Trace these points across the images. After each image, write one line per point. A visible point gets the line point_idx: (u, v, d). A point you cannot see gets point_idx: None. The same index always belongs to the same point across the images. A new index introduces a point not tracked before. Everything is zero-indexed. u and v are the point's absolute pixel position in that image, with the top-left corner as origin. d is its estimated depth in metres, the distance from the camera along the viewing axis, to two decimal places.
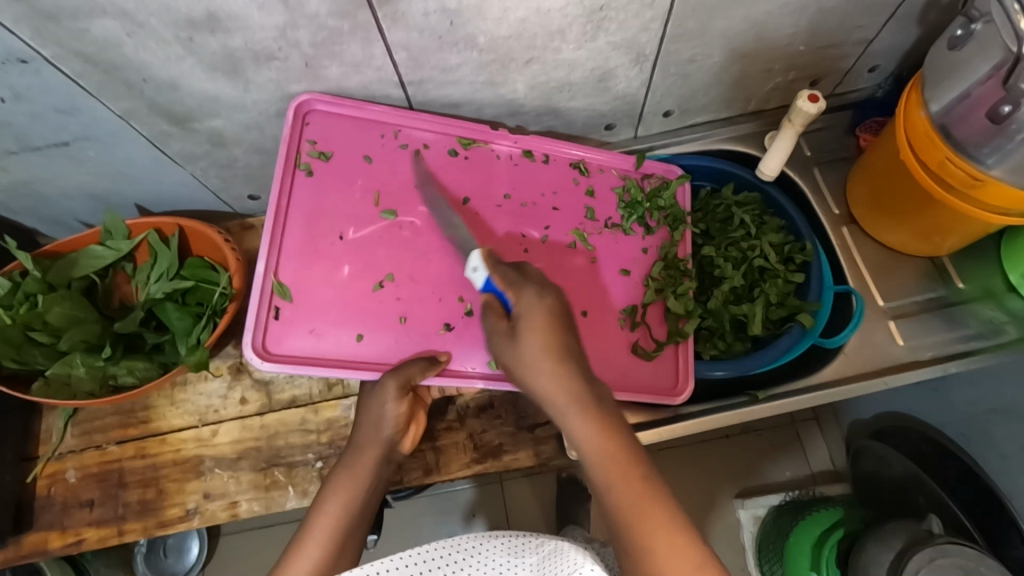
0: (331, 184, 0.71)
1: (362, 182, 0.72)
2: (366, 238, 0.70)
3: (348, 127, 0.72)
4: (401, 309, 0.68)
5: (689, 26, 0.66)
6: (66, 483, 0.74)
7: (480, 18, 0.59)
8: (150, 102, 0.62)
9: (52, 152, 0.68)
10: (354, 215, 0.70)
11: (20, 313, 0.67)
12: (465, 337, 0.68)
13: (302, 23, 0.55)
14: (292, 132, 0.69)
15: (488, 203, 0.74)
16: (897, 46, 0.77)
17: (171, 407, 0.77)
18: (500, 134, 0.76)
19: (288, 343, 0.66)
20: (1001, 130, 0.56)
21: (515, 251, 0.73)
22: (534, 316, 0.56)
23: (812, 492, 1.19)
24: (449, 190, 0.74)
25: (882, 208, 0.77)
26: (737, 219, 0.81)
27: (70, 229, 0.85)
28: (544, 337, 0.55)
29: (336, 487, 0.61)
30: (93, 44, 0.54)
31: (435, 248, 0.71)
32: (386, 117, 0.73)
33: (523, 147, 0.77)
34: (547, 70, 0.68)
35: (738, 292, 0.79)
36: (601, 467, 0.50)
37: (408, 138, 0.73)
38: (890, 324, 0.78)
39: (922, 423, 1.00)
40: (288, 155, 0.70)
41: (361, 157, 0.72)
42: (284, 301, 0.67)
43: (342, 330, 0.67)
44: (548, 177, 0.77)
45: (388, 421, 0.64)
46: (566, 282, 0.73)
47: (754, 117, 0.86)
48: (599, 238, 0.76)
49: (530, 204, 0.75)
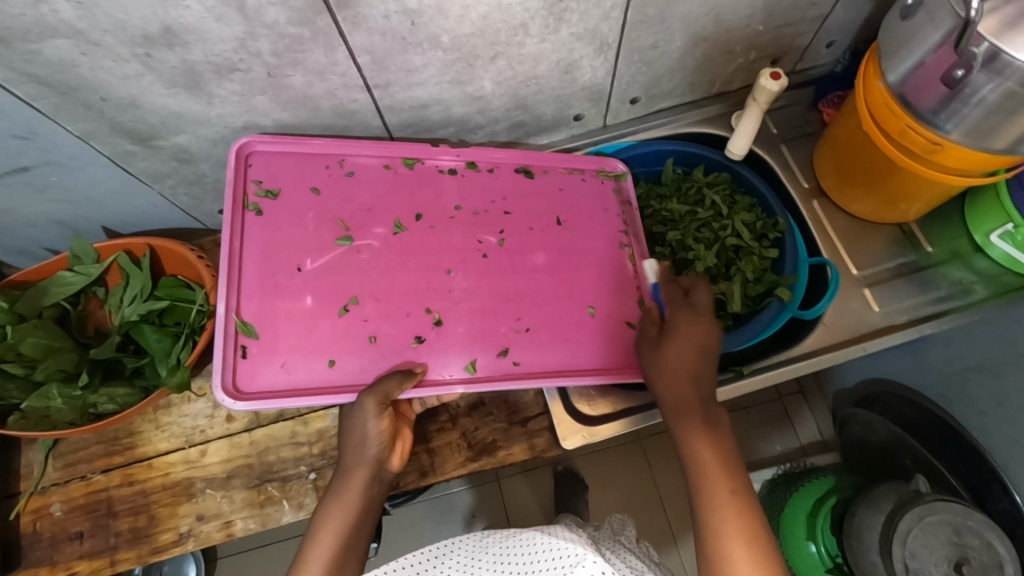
0: (281, 220, 0.71)
1: (313, 214, 0.72)
2: (324, 266, 0.69)
3: (292, 163, 0.72)
4: (370, 329, 0.68)
5: (649, 13, 0.67)
6: (53, 517, 0.72)
7: (442, 17, 0.58)
8: (111, 122, 0.61)
9: (11, 179, 0.66)
10: (310, 246, 0.70)
11: None
12: (437, 347, 0.69)
13: (262, 32, 0.55)
14: (236, 174, 0.69)
15: (441, 216, 0.75)
16: (851, 21, 0.79)
17: (156, 431, 0.75)
18: (442, 150, 0.77)
19: (260, 380, 0.64)
20: (957, 94, 0.57)
21: (473, 257, 0.73)
22: (680, 333, 0.63)
23: (802, 463, 1.21)
24: (402, 209, 0.74)
25: (849, 181, 0.79)
26: (709, 201, 0.82)
27: (36, 257, 0.82)
28: (682, 353, 0.62)
29: (330, 509, 0.61)
30: (47, 66, 0.53)
31: (397, 264, 0.71)
32: (329, 148, 0.74)
33: (466, 160, 0.78)
34: (512, 65, 0.69)
35: (712, 271, 0.80)
36: (694, 468, 0.57)
37: (353, 165, 0.74)
38: (865, 291, 0.79)
39: (898, 386, 1.02)
40: (235, 197, 0.69)
41: (310, 189, 0.72)
42: (250, 339, 0.65)
43: (313, 359, 0.66)
44: (495, 184, 0.78)
45: (372, 440, 0.62)
46: (527, 282, 0.74)
47: (719, 99, 0.88)
48: (554, 237, 0.77)
49: (482, 212, 0.76)
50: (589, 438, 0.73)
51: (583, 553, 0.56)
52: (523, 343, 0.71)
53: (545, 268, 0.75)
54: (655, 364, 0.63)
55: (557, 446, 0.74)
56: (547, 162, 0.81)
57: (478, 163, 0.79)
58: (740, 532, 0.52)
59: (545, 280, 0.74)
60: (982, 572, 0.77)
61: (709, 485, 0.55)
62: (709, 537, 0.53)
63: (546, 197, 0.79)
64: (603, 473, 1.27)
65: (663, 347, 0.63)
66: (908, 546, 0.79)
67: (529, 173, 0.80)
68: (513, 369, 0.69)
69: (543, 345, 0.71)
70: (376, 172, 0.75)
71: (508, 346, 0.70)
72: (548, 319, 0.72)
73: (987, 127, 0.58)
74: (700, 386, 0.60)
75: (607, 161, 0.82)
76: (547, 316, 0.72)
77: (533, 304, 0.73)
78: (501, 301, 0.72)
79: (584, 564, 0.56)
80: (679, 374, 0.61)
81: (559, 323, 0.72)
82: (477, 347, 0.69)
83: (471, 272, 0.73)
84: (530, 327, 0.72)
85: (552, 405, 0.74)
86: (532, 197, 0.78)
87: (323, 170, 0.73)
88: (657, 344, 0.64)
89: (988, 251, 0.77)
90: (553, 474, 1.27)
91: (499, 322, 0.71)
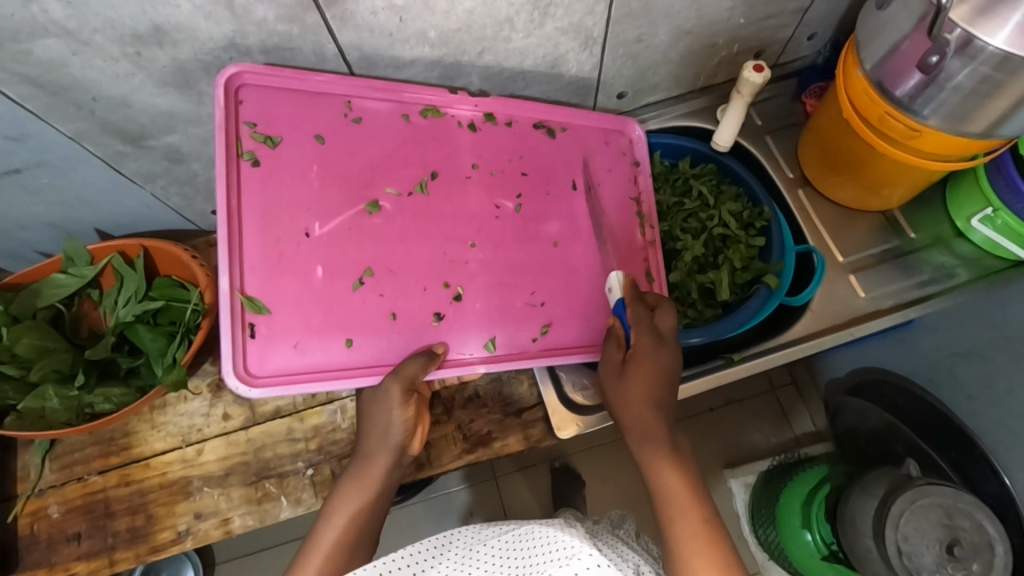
0: (283, 175, 0.66)
1: (318, 168, 0.67)
2: (334, 232, 0.67)
3: (291, 104, 0.66)
4: (388, 305, 0.67)
5: (632, 7, 0.68)
6: (50, 519, 0.72)
7: (429, 13, 0.59)
8: (103, 122, 0.61)
9: (4, 182, 0.66)
10: (317, 209, 0.67)
11: None
12: (456, 325, 0.69)
13: (252, 30, 0.56)
14: (226, 113, 0.62)
15: (457, 176, 0.73)
16: (830, 13, 0.81)
17: (152, 431, 0.76)
18: (459, 98, 0.73)
19: (272, 362, 0.63)
20: (933, 79, 0.58)
21: (491, 225, 0.73)
22: (641, 360, 0.63)
23: (796, 454, 1.26)
24: (414, 167, 0.72)
25: (832, 168, 0.80)
26: (696, 191, 0.83)
27: (28, 261, 0.83)
28: (643, 382, 0.62)
29: (346, 494, 0.62)
30: (38, 67, 0.53)
31: (411, 233, 0.70)
32: (333, 87, 0.68)
33: (484, 110, 0.75)
34: (499, 60, 0.70)
35: (700, 260, 0.81)
36: (664, 502, 0.57)
37: (360, 110, 0.69)
38: (851, 277, 0.81)
39: (889, 373, 1.03)
40: (228, 144, 0.64)
41: (313, 138, 0.68)
42: (260, 316, 0.63)
43: (329, 340, 0.65)
44: (512, 140, 0.76)
45: (395, 427, 0.63)
46: (542, 253, 0.74)
47: (704, 92, 0.89)
48: (569, 203, 0.76)
49: (499, 172, 0.75)
50: (583, 428, 0.74)
51: (579, 546, 0.57)
52: (539, 318, 0.71)
53: (559, 238, 0.75)
54: (619, 391, 0.63)
55: (552, 436, 0.75)
56: (564, 119, 0.79)
57: (496, 113, 0.75)
58: (713, 561, 0.52)
59: (559, 249, 0.74)
60: (974, 552, 0.78)
61: (681, 514, 0.56)
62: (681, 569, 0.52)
63: (563, 156, 0.78)
64: (600, 468, 1.28)
65: (626, 375, 0.63)
66: (900, 530, 0.81)
67: (546, 127, 0.78)
68: (529, 345, 0.70)
69: (555, 321, 0.72)
70: (385, 120, 0.71)
71: (525, 322, 0.71)
72: (560, 288, 0.73)
73: (963, 112, 0.59)
74: (663, 417, 0.61)
75: (624, 122, 0.81)
76: (562, 285, 0.73)
77: (546, 276, 0.73)
78: (516, 272, 0.72)
79: (579, 557, 0.57)
80: (643, 404, 0.61)
81: (574, 294, 0.73)
82: (496, 325, 0.70)
83: (488, 243, 0.72)
84: (545, 301, 0.72)
85: (546, 395, 0.75)
86: (549, 159, 0.77)
87: (326, 114, 0.68)
88: (621, 372, 0.64)
89: (970, 235, 0.79)
90: (550, 471, 1.28)
91: (514, 297, 0.71)
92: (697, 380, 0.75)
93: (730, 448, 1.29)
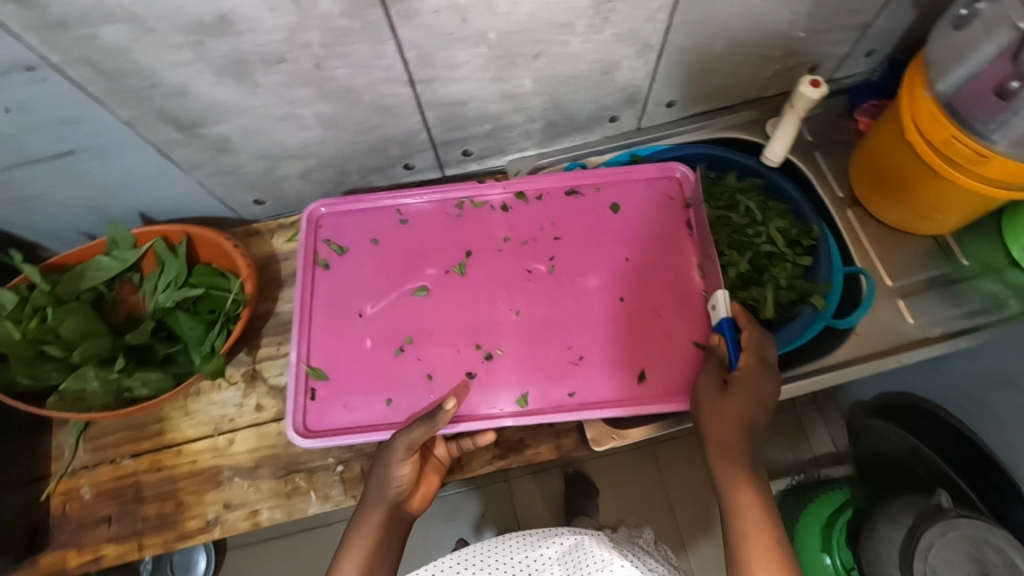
0: (346, 272, 0.78)
1: (372, 263, 0.78)
2: (382, 310, 0.75)
3: (356, 219, 0.81)
4: (425, 367, 0.72)
5: (694, 15, 0.67)
6: (81, 500, 0.72)
7: (491, 13, 0.59)
8: (157, 109, 0.61)
9: (56, 163, 0.66)
10: (369, 293, 0.76)
11: (31, 327, 0.67)
12: (488, 380, 0.71)
13: (313, 23, 0.55)
14: (307, 237, 0.79)
15: (491, 250, 0.79)
16: (891, 30, 0.79)
17: (185, 418, 0.76)
18: (488, 185, 0.81)
19: (327, 419, 0.71)
20: (1009, 104, 0.58)
21: (523, 287, 0.76)
22: (748, 386, 0.62)
23: (815, 475, 1.21)
24: (452, 248, 0.79)
25: (885, 189, 0.78)
26: (743, 207, 0.81)
27: (71, 242, 0.83)
28: (744, 406, 0.61)
29: (350, 551, 0.61)
30: (101, 51, 0.53)
31: (449, 302, 0.76)
32: (385, 202, 0.81)
33: (514, 191, 0.81)
34: (553, 64, 0.69)
35: (744, 276, 0.79)
36: (735, 522, 0.56)
37: (407, 213, 0.81)
38: (899, 302, 0.79)
39: (913, 398, 1.02)
40: (308, 256, 0.79)
41: (369, 242, 0.79)
42: (321, 381, 0.72)
43: (372, 399, 0.71)
44: (543, 211, 0.80)
45: (393, 482, 0.62)
46: (579, 307, 0.75)
47: (754, 104, 0.88)
48: (604, 259, 0.77)
49: (531, 241, 0.79)
50: (618, 439, 0.72)
51: (610, 557, 0.58)
52: (577, 373, 0.71)
53: (597, 293, 0.75)
54: (719, 408, 0.62)
55: (585, 447, 0.74)
56: (600, 181, 0.82)
57: (525, 193, 0.81)
58: None
59: (596, 305, 0.75)
60: None
61: (750, 540, 0.55)
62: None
63: (597, 217, 0.80)
64: (614, 476, 1.26)
65: (728, 395, 0.62)
66: (928, 561, 0.79)
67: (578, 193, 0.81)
68: (567, 399, 0.70)
69: (596, 372, 0.71)
70: (428, 216, 0.80)
71: (559, 376, 0.71)
72: (599, 343, 0.73)
73: None
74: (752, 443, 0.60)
75: (670, 168, 0.81)
76: (600, 339, 0.73)
77: (586, 329, 0.73)
78: (553, 326, 0.74)
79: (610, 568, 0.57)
80: (738, 427, 0.60)
81: (612, 344, 0.73)
82: (527, 379, 0.71)
83: (522, 304, 0.75)
84: (583, 354, 0.72)
85: None
86: (581, 220, 0.80)
87: (379, 222, 0.80)
88: (725, 390, 0.63)
89: None
90: (562, 476, 1.26)
91: (549, 351, 0.73)
92: None
93: None
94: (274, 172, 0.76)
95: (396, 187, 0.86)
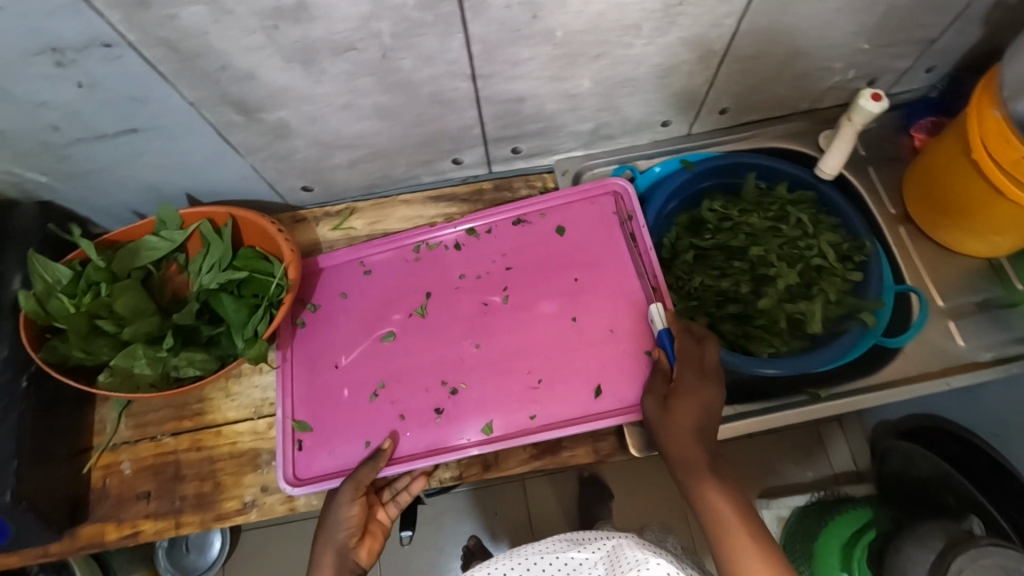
0: (320, 327, 0.78)
1: (343, 318, 0.78)
2: (355, 358, 0.75)
3: (329, 275, 0.81)
4: (398, 410, 0.72)
5: (761, 22, 0.66)
6: (122, 474, 0.73)
7: (562, 11, 0.58)
8: (222, 91, 0.61)
9: (118, 140, 0.67)
10: (342, 345, 0.76)
11: (86, 302, 0.68)
12: (455, 416, 0.71)
13: (387, 13, 0.55)
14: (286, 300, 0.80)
15: (447, 289, 0.78)
16: (956, 47, 0.78)
17: (227, 400, 0.76)
18: (439, 227, 0.80)
19: (316, 465, 0.71)
20: None
21: (482, 321, 0.75)
22: (688, 398, 0.63)
23: (836, 492, 1.17)
24: (412, 294, 0.78)
25: (939, 209, 0.77)
26: (794, 219, 0.80)
27: (121, 220, 0.83)
28: (690, 416, 0.63)
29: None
30: (178, 32, 0.53)
31: (415, 345, 0.75)
32: (347, 256, 0.81)
33: (465, 228, 0.81)
34: (614, 65, 0.68)
35: (791, 290, 0.78)
36: (715, 523, 0.60)
37: (369, 264, 0.80)
38: (949, 323, 0.78)
39: (942, 421, 1.02)
40: (291, 316, 0.79)
41: (339, 296, 0.79)
42: (306, 432, 0.72)
43: (353, 443, 0.71)
44: (495, 243, 0.80)
45: (341, 524, 0.65)
46: (536, 334, 0.74)
47: (807, 115, 0.87)
48: (558, 282, 0.76)
49: (486, 275, 0.78)
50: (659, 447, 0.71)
51: (644, 557, 0.56)
52: (540, 398, 0.70)
53: (552, 316, 0.74)
54: (665, 428, 0.63)
55: (623, 452, 0.73)
56: (542, 204, 0.81)
57: (475, 229, 0.81)
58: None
59: (551, 329, 0.74)
60: None
61: (732, 541, 0.58)
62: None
63: (545, 242, 0.79)
64: (633, 482, 1.25)
65: (670, 410, 0.64)
66: None
67: (523, 220, 0.80)
68: (531, 422, 0.70)
69: (558, 395, 0.70)
70: (390, 264, 0.80)
71: (520, 403, 0.70)
72: (556, 367, 0.72)
73: None
74: (708, 449, 0.62)
75: (607, 183, 0.81)
76: (556, 361, 0.72)
77: (544, 354, 0.72)
78: (514, 353, 0.73)
79: (646, 567, 0.55)
80: (689, 440, 0.62)
81: (569, 366, 0.71)
82: (493, 408, 0.71)
83: (482, 339, 0.74)
84: (543, 378, 0.71)
85: None
86: (531, 245, 0.79)
87: (344, 278, 0.80)
88: (665, 406, 0.64)
89: None
90: (579, 480, 1.26)
91: (512, 380, 0.72)
92: (778, 416, 0.74)
93: (766, 480, 1.25)
94: (326, 160, 0.76)
95: (442, 181, 0.86)
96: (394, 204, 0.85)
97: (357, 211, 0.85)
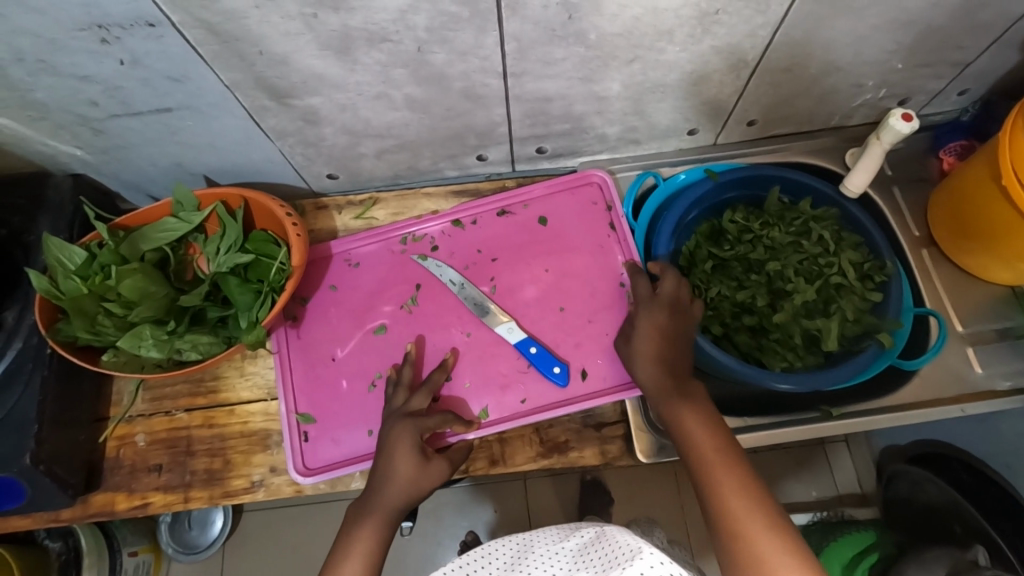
0: (312, 319, 0.79)
1: (335, 310, 0.79)
2: (351, 350, 0.77)
3: (320, 267, 0.82)
4: None
5: (796, 35, 0.66)
6: (135, 446, 0.75)
7: (597, 14, 0.59)
8: (258, 76, 0.62)
9: (152, 118, 0.68)
10: (337, 338, 0.78)
11: (95, 284, 0.67)
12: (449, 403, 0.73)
13: (424, 6, 0.55)
14: None
15: (434, 279, 0.80)
16: (991, 71, 0.77)
17: (240, 379, 0.77)
18: (421, 219, 0.82)
19: (321, 454, 0.73)
20: None
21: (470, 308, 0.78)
22: (650, 321, 0.69)
23: (839, 514, 1.16)
24: (401, 285, 0.80)
25: (966, 231, 0.76)
26: (816, 235, 0.79)
27: (148, 196, 0.85)
28: (649, 339, 0.67)
29: (356, 532, 0.63)
30: (219, 15, 0.54)
31: (407, 335, 0.77)
32: (335, 249, 0.82)
33: (449, 219, 0.83)
34: (646, 70, 0.68)
35: (809, 306, 0.77)
36: (689, 446, 0.61)
37: (356, 257, 0.82)
38: (968, 349, 0.77)
39: (955, 449, 1.00)
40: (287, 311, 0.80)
41: (328, 289, 0.80)
42: (310, 423, 0.74)
43: (355, 430, 0.73)
44: (478, 233, 0.82)
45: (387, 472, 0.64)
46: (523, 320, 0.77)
47: (834, 132, 0.86)
48: (546, 271, 0.79)
49: (471, 264, 0.80)
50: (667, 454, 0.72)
51: (638, 547, 0.52)
52: (527, 381, 0.74)
53: (539, 303, 0.77)
54: (631, 359, 0.68)
55: (630, 456, 0.73)
56: (524, 196, 0.83)
57: (459, 220, 0.83)
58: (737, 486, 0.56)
59: (537, 316, 0.77)
60: None
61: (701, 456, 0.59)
62: (708, 481, 0.57)
63: (529, 232, 0.81)
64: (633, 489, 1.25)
65: (633, 339, 0.69)
66: None
67: (507, 211, 0.83)
68: (520, 406, 0.73)
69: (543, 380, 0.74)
70: (378, 256, 0.82)
71: (508, 385, 0.74)
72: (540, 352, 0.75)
73: None
74: (667, 369, 0.66)
75: (586, 175, 0.84)
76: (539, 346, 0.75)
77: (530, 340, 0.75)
78: (500, 338, 0.76)
79: (639, 557, 0.51)
80: (650, 360, 0.66)
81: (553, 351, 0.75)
82: (485, 393, 0.73)
83: (471, 326, 0.77)
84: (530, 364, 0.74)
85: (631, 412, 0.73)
86: (514, 234, 0.81)
87: (335, 270, 0.81)
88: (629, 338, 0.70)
89: None
90: (580, 483, 1.26)
91: (500, 364, 0.75)
92: (789, 429, 0.73)
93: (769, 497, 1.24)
94: (353, 148, 0.77)
95: (466, 176, 0.87)
96: (417, 196, 0.85)
97: (379, 201, 0.85)
